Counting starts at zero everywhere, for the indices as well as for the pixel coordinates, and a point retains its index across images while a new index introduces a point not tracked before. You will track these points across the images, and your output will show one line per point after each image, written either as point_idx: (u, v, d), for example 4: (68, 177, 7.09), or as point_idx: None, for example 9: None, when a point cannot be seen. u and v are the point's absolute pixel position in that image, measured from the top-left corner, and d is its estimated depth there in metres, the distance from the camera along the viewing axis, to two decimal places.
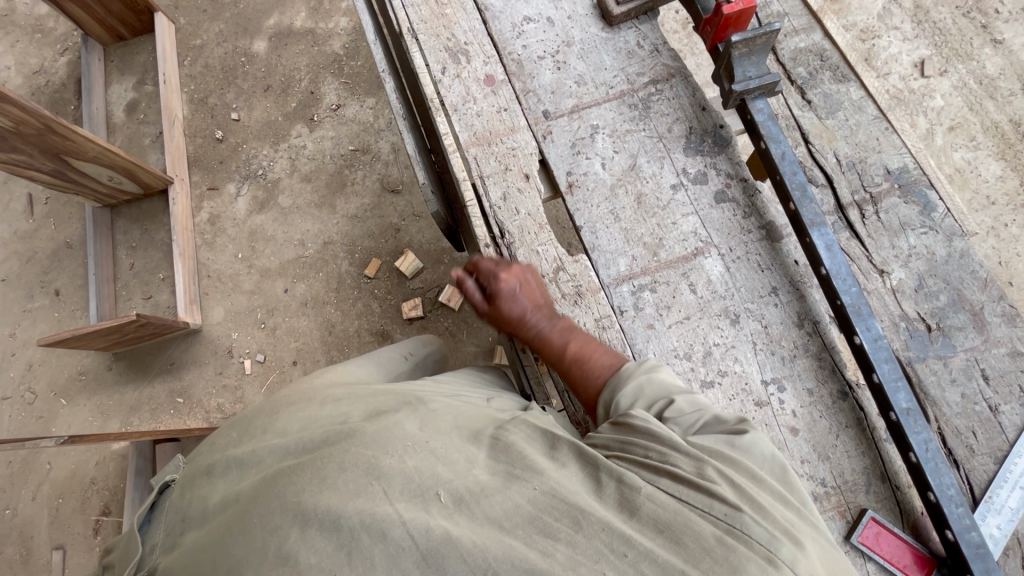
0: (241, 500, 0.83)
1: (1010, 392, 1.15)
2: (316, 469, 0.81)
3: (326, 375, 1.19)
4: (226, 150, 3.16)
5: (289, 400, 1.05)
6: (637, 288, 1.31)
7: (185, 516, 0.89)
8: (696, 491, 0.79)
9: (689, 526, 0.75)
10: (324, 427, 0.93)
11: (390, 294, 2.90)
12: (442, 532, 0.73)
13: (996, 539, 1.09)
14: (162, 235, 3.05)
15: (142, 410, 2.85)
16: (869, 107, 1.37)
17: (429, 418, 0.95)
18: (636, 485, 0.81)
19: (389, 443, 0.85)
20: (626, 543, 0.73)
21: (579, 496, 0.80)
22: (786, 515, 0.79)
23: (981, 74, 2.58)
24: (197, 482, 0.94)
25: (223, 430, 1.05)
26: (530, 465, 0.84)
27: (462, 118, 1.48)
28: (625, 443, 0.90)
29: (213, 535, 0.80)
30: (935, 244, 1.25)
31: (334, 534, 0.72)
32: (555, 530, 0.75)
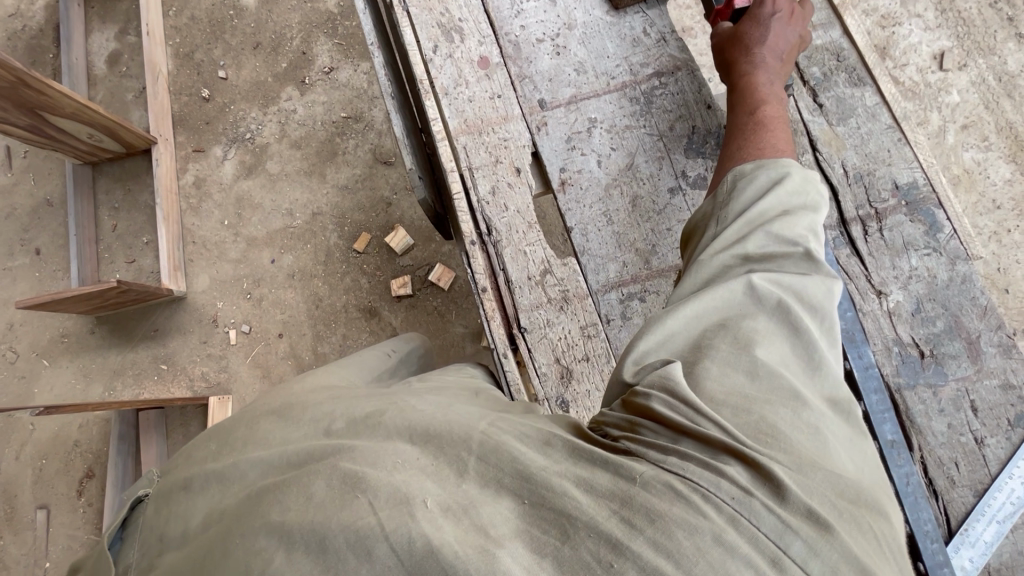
0: (221, 521, 0.79)
1: (996, 425, 1.13)
2: (302, 487, 0.73)
3: (308, 380, 1.16)
4: (212, 111, 3.03)
5: (270, 408, 1.01)
6: (626, 296, 1.28)
7: (164, 537, 0.88)
8: (703, 469, 0.66)
9: (684, 515, 0.62)
10: (310, 440, 0.88)
11: (380, 270, 2.83)
12: (424, 544, 0.63)
13: (966, 571, 1.10)
14: (145, 197, 2.95)
15: (126, 375, 2.83)
16: (884, 115, 1.29)
17: (413, 414, 0.85)
18: (632, 474, 0.68)
19: (377, 455, 0.76)
20: (614, 550, 0.61)
21: (570, 497, 0.67)
22: (814, 492, 0.65)
23: (1002, 70, 2.47)
24: (173, 498, 0.92)
25: (202, 441, 1.03)
26: (520, 463, 0.72)
27: (452, 103, 1.39)
28: (632, 423, 0.75)
29: (192, 558, 0.76)
30: (937, 267, 1.20)
31: (320, 556, 0.65)
32: (541, 545, 0.64)
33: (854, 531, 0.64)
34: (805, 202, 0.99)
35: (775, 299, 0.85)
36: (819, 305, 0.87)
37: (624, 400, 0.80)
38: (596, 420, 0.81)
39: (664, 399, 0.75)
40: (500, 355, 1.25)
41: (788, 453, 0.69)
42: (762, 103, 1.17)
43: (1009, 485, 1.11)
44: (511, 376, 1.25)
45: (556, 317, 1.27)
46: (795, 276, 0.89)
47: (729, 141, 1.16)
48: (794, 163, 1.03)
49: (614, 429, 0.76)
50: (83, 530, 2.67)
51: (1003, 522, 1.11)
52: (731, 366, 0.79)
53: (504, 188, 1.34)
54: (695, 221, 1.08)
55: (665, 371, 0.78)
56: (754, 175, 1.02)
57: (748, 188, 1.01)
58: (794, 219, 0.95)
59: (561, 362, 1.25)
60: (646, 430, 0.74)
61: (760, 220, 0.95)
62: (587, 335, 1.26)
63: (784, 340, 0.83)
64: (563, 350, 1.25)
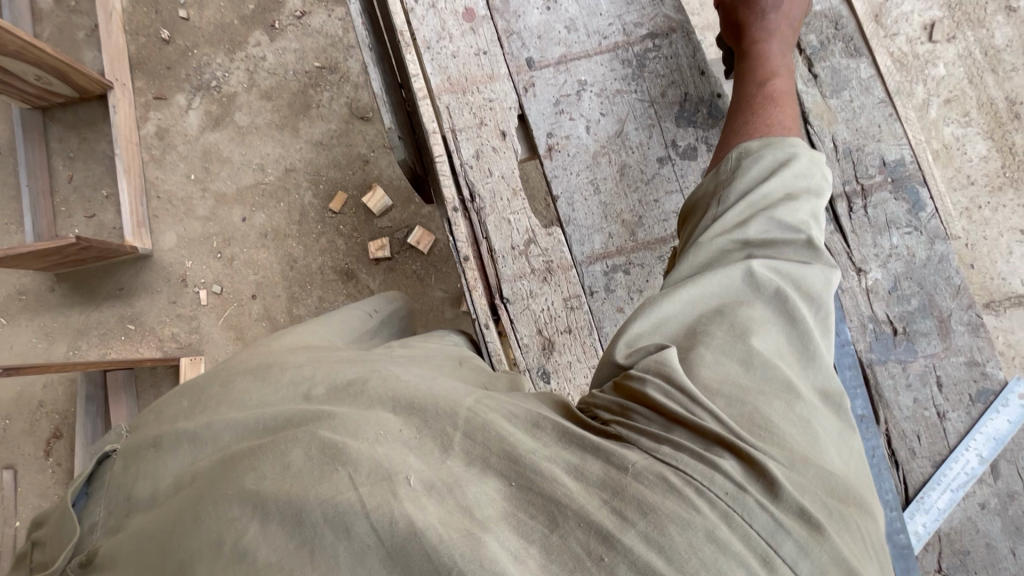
0: (192, 486, 0.77)
1: (959, 400, 1.18)
2: (279, 455, 0.71)
3: (287, 338, 1.13)
4: (173, 55, 2.82)
5: (246, 367, 0.98)
6: (610, 268, 1.26)
7: (131, 497, 0.85)
8: (697, 462, 0.67)
9: (678, 509, 0.63)
10: (288, 404, 0.86)
11: (357, 231, 2.74)
12: (406, 525, 0.62)
13: (919, 536, 1.17)
14: (103, 146, 2.76)
15: (91, 335, 2.72)
16: (877, 88, 1.27)
17: (396, 383, 0.84)
18: (625, 463, 0.68)
19: (360, 425, 0.75)
20: (604, 543, 0.61)
21: (558, 483, 0.67)
22: (805, 488, 0.67)
23: (989, 44, 2.45)
24: (142, 456, 0.88)
25: (173, 398, 0.99)
26: (509, 446, 0.71)
27: (435, 58, 1.31)
28: (625, 408, 0.75)
29: (158, 522, 0.74)
30: (917, 246, 1.21)
31: (295, 529, 0.63)
32: (530, 529, 0.64)
33: (841, 528, 0.65)
34: (806, 189, 0.98)
35: (774, 287, 0.85)
36: (815, 294, 0.87)
37: (618, 384, 0.80)
38: (588, 402, 0.82)
39: (661, 386, 0.75)
40: (482, 324, 1.24)
41: (780, 446, 0.70)
42: (769, 74, 1.17)
43: (965, 457, 1.17)
44: (492, 345, 1.23)
45: (539, 288, 1.24)
46: (793, 265, 0.89)
47: (733, 113, 1.16)
48: (797, 147, 1.02)
49: (605, 412, 0.77)
50: (52, 490, 2.62)
51: (956, 491, 1.16)
52: (726, 353, 0.79)
53: (488, 151, 1.28)
54: (694, 201, 1.07)
55: (662, 356, 0.78)
56: (758, 158, 1.00)
57: (751, 172, 0.99)
58: (795, 206, 0.94)
59: (543, 333, 1.23)
60: (639, 417, 0.74)
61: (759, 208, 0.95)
62: (570, 307, 1.24)
63: (778, 330, 0.83)
64: (545, 322, 1.24)
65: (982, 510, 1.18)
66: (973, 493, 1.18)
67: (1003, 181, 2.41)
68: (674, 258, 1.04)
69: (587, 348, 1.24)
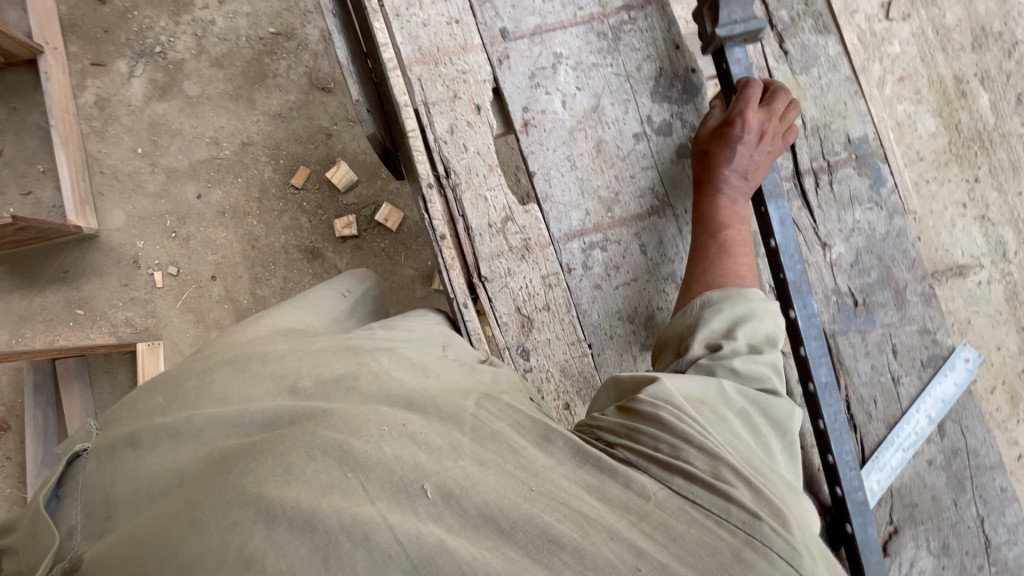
0: (184, 488, 0.75)
1: (912, 365, 1.26)
2: (279, 455, 0.74)
3: (259, 324, 1.11)
4: (111, 17, 2.61)
5: (225, 358, 0.96)
6: (588, 246, 1.25)
7: (111, 496, 0.80)
8: (712, 492, 0.77)
9: (705, 535, 0.73)
10: (274, 399, 0.87)
11: (321, 209, 2.64)
12: (434, 540, 0.68)
13: (874, 492, 1.23)
14: (35, 117, 2.54)
15: (35, 321, 2.55)
16: (844, 65, 1.30)
17: (391, 383, 0.89)
18: (645, 492, 0.78)
19: (360, 422, 0.79)
20: (638, 557, 0.71)
21: (584, 500, 0.76)
22: (797, 522, 0.79)
23: (939, 23, 2.55)
24: (119, 454, 0.83)
25: (146, 390, 0.95)
26: (523, 458, 0.80)
27: (404, 27, 1.26)
28: (631, 432, 0.86)
29: (149, 526, 0.72)
30: (877, 220, 1.27)
31: (308, 536, 0.66)
32: (559, 535, 0.71)
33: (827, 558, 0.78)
34: (767, 337, 1.05)
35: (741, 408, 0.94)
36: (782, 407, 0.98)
37: (621, 409, 0.90)
38: (588, 424, 0.93)
39: (669, 411, 0.87)
40: (460, 304, 1.22)
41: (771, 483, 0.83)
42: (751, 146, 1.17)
43: (916, 418, 1.25)
44: (472, 325, 1.22)
45: (517, 267, 1.23)
46: (760, 392, 0.98)
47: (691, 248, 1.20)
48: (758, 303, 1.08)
49: (613, 436, 0.87)
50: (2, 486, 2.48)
51: (908, 450, 1.24)
52: (712, 419, 0.90)
53: (463, 126, 1.25)
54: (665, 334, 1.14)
55: (659, 387, 0.90)
56: (722, 310, 1.07)
57: (715, 295, 1.09)
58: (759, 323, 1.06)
59: (521, 311, 1.23)
60: (647, 440, 0.84)
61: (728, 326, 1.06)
62: (548, 285, 1.24)
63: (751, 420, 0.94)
64: (524, 300, 1.23)
65: (930, 466, 1.27)
66: (922, 451, 1.27)
67: (948, 157, 2.54)
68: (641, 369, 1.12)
69: (566, 326, 1.24)
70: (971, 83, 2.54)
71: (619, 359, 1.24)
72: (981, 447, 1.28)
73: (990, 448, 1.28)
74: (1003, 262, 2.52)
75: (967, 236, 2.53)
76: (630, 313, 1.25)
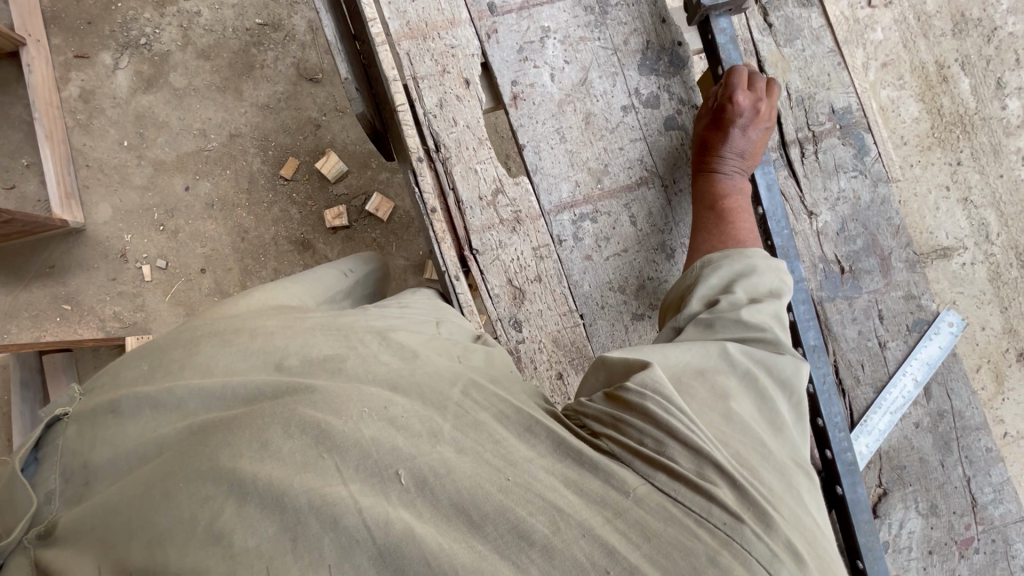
0: (162, 458, 0.75)
1: (897, 330, 1.28)
2: (256, 432, 0.72)
3: (256, 296, 1.10)
4: (95, 8, 2.58)
5: (213, 329, 0.93)
6: (578, 217, 1.26)
7: (89, 464, 0.80)
8: (694, 493, 0.72)
9: (683, 537, 0.69)
10: (259, 374, 0.85)
11: (311, 200, 2.63)
12: (403, 527, 0.65)
13: (863, 455, 1.27)
14: (18, 110, 2.50)
15: (21, 317, 2.52)
16: (827, 38, 1.32)
17: (378, 367, 0.85)
18: (626, 489, 0.74)
19: (341, 402, 0.76)
20: (610, 559, 0.67)
21: (560, 494, 0.72)
22: (787, 520, 0.74)
23: (921, 10, 2.59)
24: (99, 422, 0.83)
25: (131, 359, 0.94)
26: (504, 450, 0.76)
27: (392, 3, 1.26)
28: (616, 422, 0.80)
29: (123, 496, 0.71)
30: (861, 189, 1.29)
31: (278, 515, 0.64)
32: (530, 531, 0.68)
33: (818, 557, 0.74)
34: (771, 291, 1.05)
35: (746, 371, 0.90)
36: (786, 380, 0.93)
37: (608, 395, 0.84)
38: (576, 408, 0.87)
39: (656, 401, 0.80)
40: (451, 276, 1.21)
41: (762, 477, 0.78)
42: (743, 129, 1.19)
43: (903, 381, 1.28)
44: (463, 298, 1.22)
45: (508, 238, 1.24)
46: (767, 354, 0.94)
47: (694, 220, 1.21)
48: (755, 261, 1.08)
49: (597, 423, 0.82)
50: None
51: (895, 413, 1.27)
52: (707, 403, 0.84)
53: (452, 100, 1.25)
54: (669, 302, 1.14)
55: (650, 373, 0.83)
56: (718, 268, 1.08)
57: (716, 256, 1.10)
58: (755, 282, 1.05)
59: (512, 283, 1.24)
60: (631, 431, 0.79)
61: (725, 286, 1.05)
62: (539, 257, 1.24)
63: (749, 399, 0.88)
64: (515, 271, 1.24)
65: (917, 429, 1.29)
66: (909, 414, 1.29)
67: (932, 141, 2.58)
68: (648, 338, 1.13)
69: (558, 297, 1.24)
70: (952, 68, 2.58)
71: (611, 329, 1.26)
72: (966, 409, 1.30)
73: (974, 409, 1.30)
74: (986, 244, 2.56)
75: (951, 219, 2.56)
76: (622, 282, 1.26)
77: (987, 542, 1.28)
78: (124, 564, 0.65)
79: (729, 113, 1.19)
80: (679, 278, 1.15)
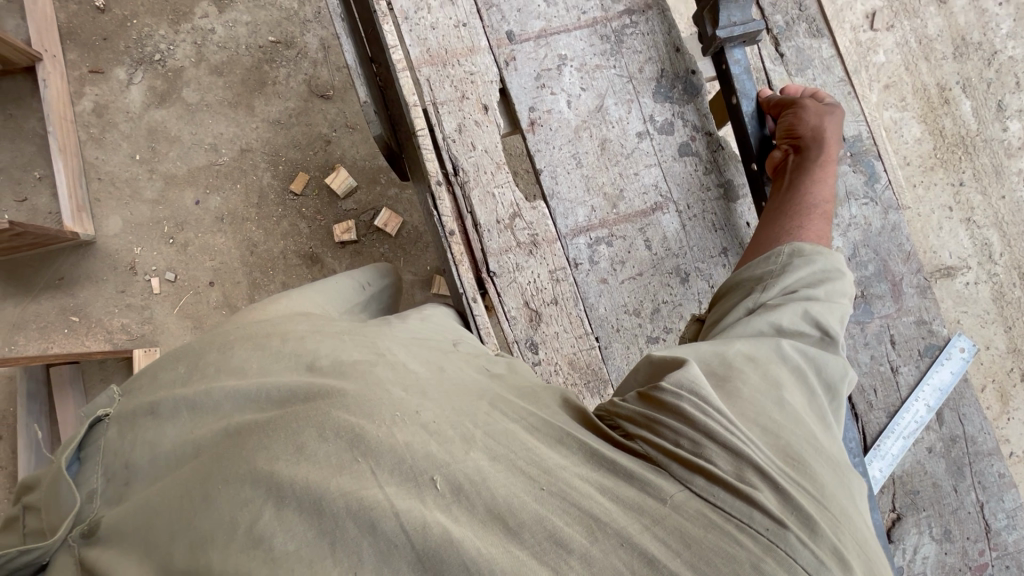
0: (199, 460, 0.76)
1: (910, 355, 1.30)
2: (293, 435, 0.73)
3: (280, 304, 1.10)
4: (110, 25, 2.62)
5: (243, 333, 0.94)
6: (594, 241, 1.28)
7: (130, 464, 0.82)
8: (734, 498, 0.71)
9: (723, 543, 0.68)
10: (291, 374, 0.85)
11: (320, 214, 2.65)
12: (440, 531, 0.65)
13: (876, 479, 1.27)
14: (32, 124, 2.53)
15: (29, 329, 2.52)
16: (837, 68, 1.38)
17: (407, 375, 0.85)
18: (662, 495, 0.73)
19: (373, 406, 0.76)
20: (648, 565, 0.66)
21: (596, 501, 0.71)
22: (833, 524, 0.72)
23: (922, 33, 2.63)
24: (138, 423, 0.85)
25: (166, 361, 0.95)
26: (536, 456, 0.76)
27: (413, 30, 1.29)
28: (651, 423, 0.80)
29: (164, 498, 0.73)
30: (873, 215, 1.32)
31: (316, 520, 0.65)
32: (567, 539, 0.67)
33: (865, 563, 0.72)
34: (841, 294, 1.05)
35: (797, 364, 0.91)
36: (832, 381, 0.94)
37: (642, 394, 0.84)
38: (609, 409, 0.87)
39: (693, 402, 0.78)
40: (470, 299, 1.22)
41: (806, 479, 0.76)
42: (834, 129, 1.23)
43: (915, 406, 1.29)
44: (481, 319, 1.22)
45: (525, 261, 1.26)
46: (818, 352, 0.95)
47: (778, 210, 1.19)
48: (841, 268, 1.08)
49: (632, 425, 0.82)
50: None
51: (908, 438, 1.28)
52: (749, 401, 0.83)
53: (471, 125, 1.27)
54: (735, 283, 1.11)
55: (684, 372, 0.82)
56: (808, 262, 1.07)
57: (807, 246, 1.09)
58: (839, 286, 1.05)
59: (529, 306, 1.25)
60: (667, 432, 0.78)
61: (810, 282, 1.05)
62: (556, 279, 1.26)
63: (799, 389, 0.89)
64: (532, 294, 1.25)
65: (930, 454, 1.31)
66: (922, 438, 1.30)
67: (934, 162, 2.61)
68: (700, 330, 1.12)
69: (574, 320, 1.26)
70: (954, 91, 2.62)
71: (626, 351, 1.27)
72: (978, 435, 1.32)
73: (987, 434, 1.32)
74: (989, 264, 2.59)
75: (954, 239, 2.59)
76: (637, 306, 1.28)
77: (1001, 568, 1.27)
78: (171, 563, 0.68)
79: (809, 113, 1.23)
80: (754, 261, 1.12)
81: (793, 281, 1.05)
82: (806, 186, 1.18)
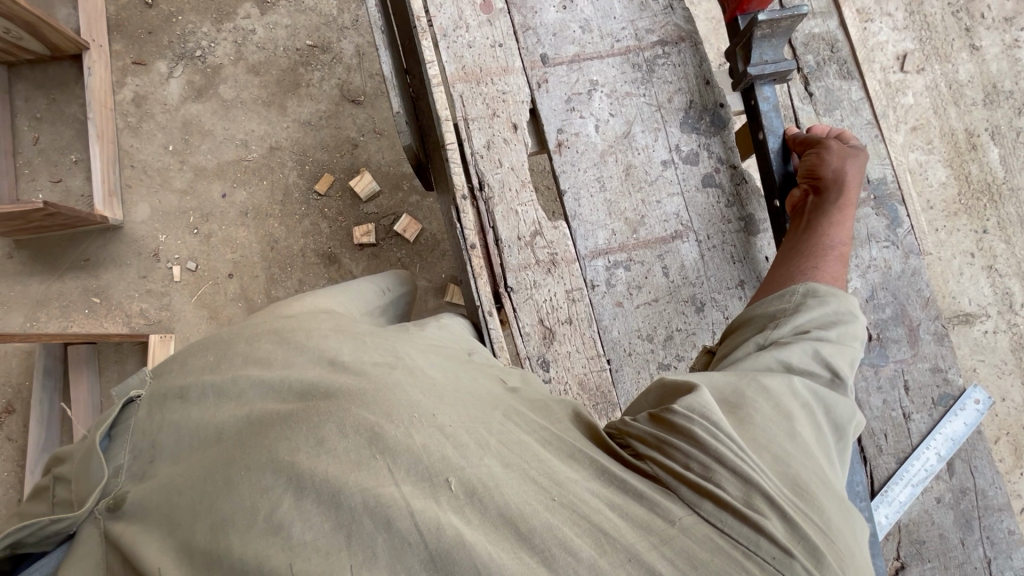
0: (223, 444, 0.78)
1: (923, 403, 1.30)
2: (313, 429, 0.74)
3: (307, 302, 1.13)
4: (156, 20, 2.72)
5: (268, 327, 0.97)
6: (612, 264, 1.30)
7: (157, 443, 0.85)
8: (742, 524, 0.71)
9: (729, 569, 0.69)
10: (313, 368, 0.87)
11: (342, 216, 2.69)
12: (453, 532, 0.66)
13: (881, 526, 1.25)
14: (74, 110, 2.62)
15: (51, 307, 2.59)
16: (865, 110, 1.39)
17: (424, 379, 0.86)
18: (671, 517, 0.73)
19: (390, 406, 0.77)
20: None
21: (605, 516, 0.72)
22: (837, 558, 0.73)
23: (953, 78, 2.63)
24: (168, 405, 0.88)
25: (197, 347, 0.98)
26: (549, 469, 0.77)
27: (450, 46, 1.33)
28: (662, 444, 0.80)
29: (188, 479, 0.76)
30: (893, 259, 1.32)
31: (333, 512, 0.67)
32: (576, 548, 0.68)
33: None
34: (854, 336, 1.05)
35: (808, 401, 0.91)
36: (843, 421, 0.94)
37: (654, 416, 0.84)
38: (619, 428, 0.88)
39: (705, 427, 0.79)
40: (484, 312, 1.24)
41: (814, 511, 0.76)
42: (856, 173, 1.24)
43: (925, 454, 1.28)
44: (495, 333, 1.23)
45: (543, 279, 1.27)
46: (829, 391, 0.95)
47: (795, 249, 1.19)
48: (856, 311, 1.08)
49: (642, 445, 0.82)
50: None
51: (916, 486, 1.26)
52: (761, 432, 0.83)
53: (500, 143, 1.30)
54: (749, 315, 1.12)
55: (697, 398, 0.82)
56: (824, 300, 1.07)
57: (821, 287, 1.10)
58: (852, 329, 1.05)
59: (544, 323, 1.26)
60: (678, 455, 0.78)
61: (824, 322, 1.05)
62: (572, 300, 1.27)
63: (810, 424, 0.89)
64: (547, 312, 1.27)
65: (938, 504, 1.29)
66: (931, 488, 1.29)
67: (958, 208, 2.59)
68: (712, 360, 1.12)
69: (587, 341, 1.27)
70: (982, 138, 2.61)
71: (637, 376, 1.28)
72: (989, 489, 1.30)
73: (998, 489, 1.30)
74: (1009, 313, 2.55)
75: (974, 286, 2.56)
76: (650, 331, 1.29)
77: None
78: (193, 541, 0.70)
79: (832, 155, 1.24)
80: (769, 297, 1.13)
81: (808, 319, 1.05)
82: (825, 228, 1.18)
